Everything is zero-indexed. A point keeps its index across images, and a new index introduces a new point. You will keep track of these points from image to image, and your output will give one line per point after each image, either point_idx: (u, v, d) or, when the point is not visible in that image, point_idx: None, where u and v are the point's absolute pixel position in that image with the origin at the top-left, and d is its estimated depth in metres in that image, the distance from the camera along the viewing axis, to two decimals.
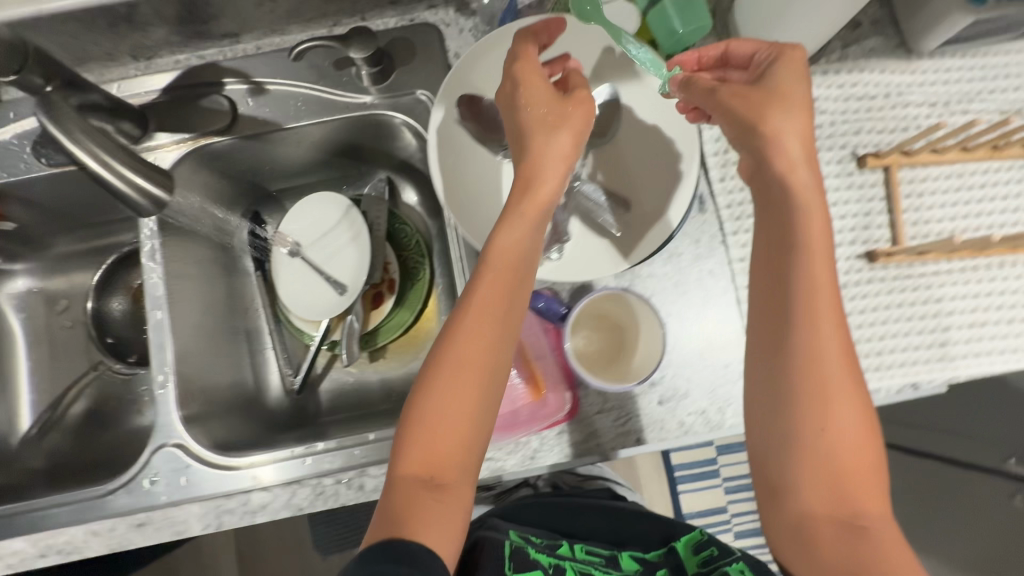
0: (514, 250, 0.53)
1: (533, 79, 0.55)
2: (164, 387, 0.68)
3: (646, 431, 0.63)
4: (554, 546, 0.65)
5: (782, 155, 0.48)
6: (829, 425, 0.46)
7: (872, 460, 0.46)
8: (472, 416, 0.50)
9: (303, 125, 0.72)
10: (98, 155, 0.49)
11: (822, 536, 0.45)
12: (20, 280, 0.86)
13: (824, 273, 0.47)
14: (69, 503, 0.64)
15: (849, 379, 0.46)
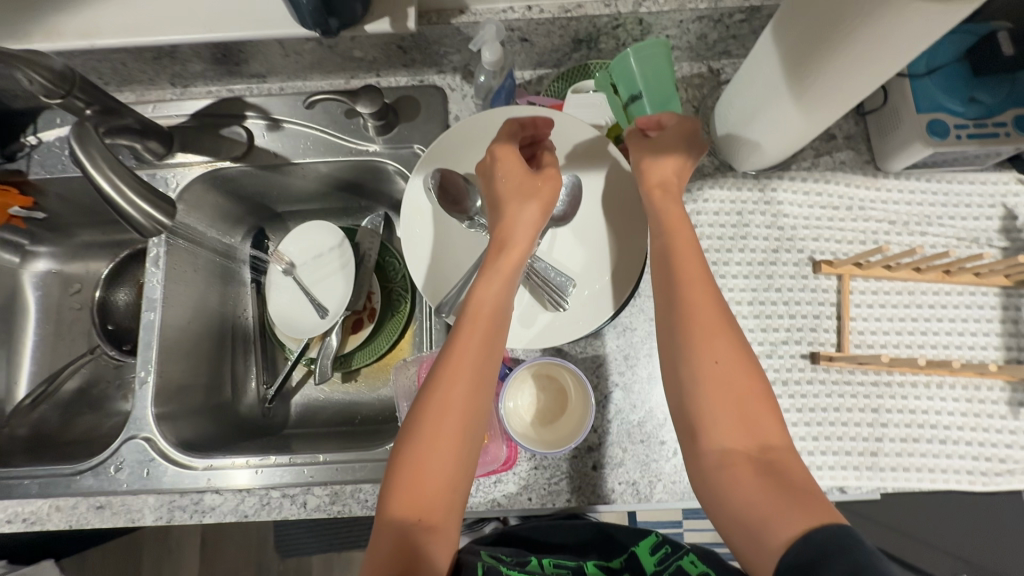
0: (491, 301, 0.58)
1: (508, 156, 0.64)
2: (144, 384, 0.74)
3: (577, 493, 0.66)
4: (522, 562, 0.59)
5: (653, 171, 0.63)
6: (718, 364, 0.51)
7: (763, 396, 0.51)
8: (456, 457, 0.52)
9: (310, 161, 0.79)
10: (113, 182, 0.56)
11: (746, 477, 0.47)
12: (43, 261, 0.94)
13: (688, 250, 0.58)
14: (42, 477, 0.70)
15: (728, 332, 0.53)
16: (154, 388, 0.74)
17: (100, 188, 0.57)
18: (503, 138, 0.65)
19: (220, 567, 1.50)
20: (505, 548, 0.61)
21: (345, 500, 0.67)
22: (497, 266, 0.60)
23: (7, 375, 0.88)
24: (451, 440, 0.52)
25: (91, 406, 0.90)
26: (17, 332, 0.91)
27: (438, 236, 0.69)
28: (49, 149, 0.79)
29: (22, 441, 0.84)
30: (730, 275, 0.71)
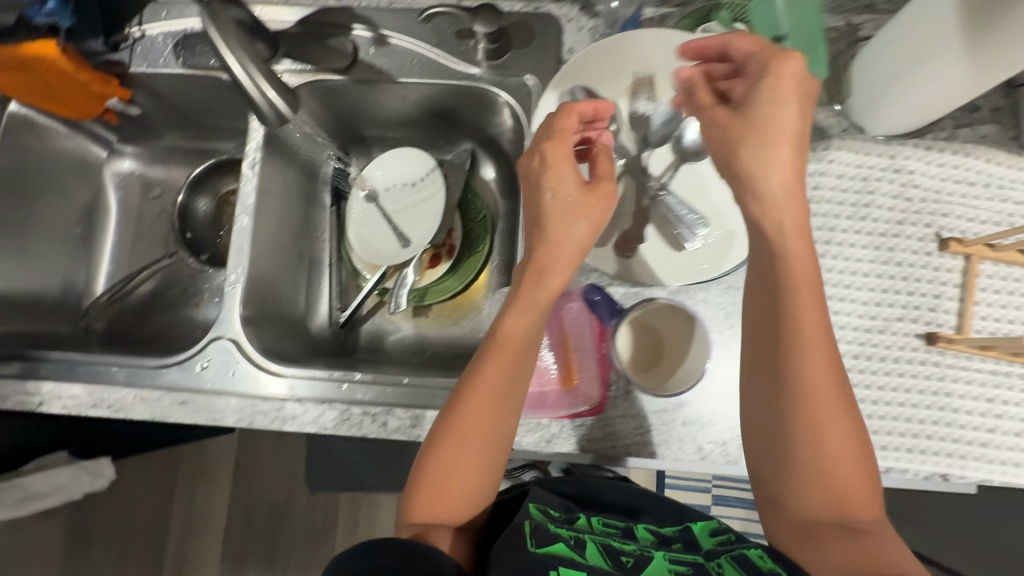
0: (521, 333, 0.54)
1: (562, 163, 0.53)
2: (233, 287, 0.73)
3: (663, 447, 0.64)
4: (571, 519, 0.55)
5: (759, 197, 0.47)
6: (824, 439, 0.48)
7: (863, 468, 0.48)
8: (479, 472, 0.54)
9: (411, 81, 0.76)
10: (245, 64, 0.55)
11: (826, 540, 0.48)
12: (127, 161, 0.93)
13: (814, 322, 0.48)
14: (128, 366, 0.70)
15: (838, 409, 0.48)
16: (243, 291, 0.74)
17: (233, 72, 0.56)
18: (560, 129, 0.56)
19: (254, 490, 1.54)
20: (554, 501, 0.57)
21: (426, 424, 0.66)
22: (515, 300, 0.54)
23: (88, 269, 0.89)
24: (473, 458, 0.54)
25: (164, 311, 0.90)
26: (99, 227, 0.91)
27: None
28: (151, 42, 0.77)
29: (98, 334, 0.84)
30: (849, 242, 0.67)
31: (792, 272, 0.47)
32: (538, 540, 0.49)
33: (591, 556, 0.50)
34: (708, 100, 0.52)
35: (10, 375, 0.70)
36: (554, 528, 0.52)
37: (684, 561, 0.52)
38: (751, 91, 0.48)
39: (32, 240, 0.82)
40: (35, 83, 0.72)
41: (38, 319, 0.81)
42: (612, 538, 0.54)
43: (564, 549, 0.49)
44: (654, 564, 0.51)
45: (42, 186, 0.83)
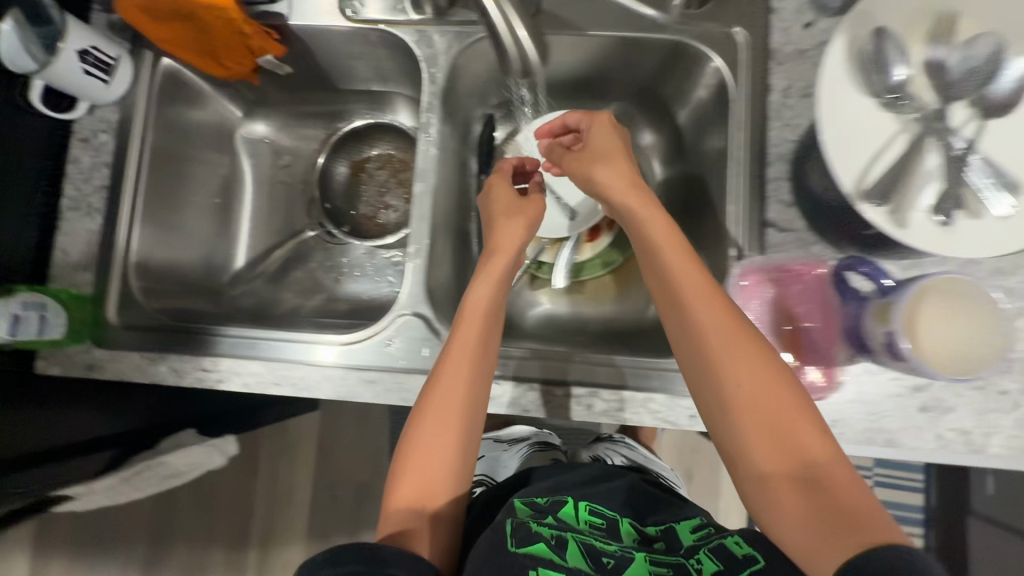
0: (486, 304, 0.59)
1: (498, 183, 0.71)
2: (415, 261, 0.66)
3: (901, 434, 0.61)
4: (558, 506, 0.55)
5: (655, 215, 0.59)
6: (744, 387, 0.48)
7: (794, 408, 0.47)
8: (441, 446, 0.53)
9: (595, 34, 0.70)
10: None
11: (780, 492, 0.45)
12: (259, 125, 0.87)
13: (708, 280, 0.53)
14: (311, 342, 0.66)
15: (742, 351, 0.49)
16: (423, 267, 0.67)
17: None
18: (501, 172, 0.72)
19: (337, 471, 1.39)
20: (540, 492, 0.57)
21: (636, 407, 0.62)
22: (482, 273, 0.62)
23: (227, 241, 0.84)
24: (434, 427, 0.54)
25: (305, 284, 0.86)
26: (236, 195, 0.86)
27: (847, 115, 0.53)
28: None
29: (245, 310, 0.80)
30: None
31: (681, 264, 0.54)
32: (518, 538, 0.46)
33: (572, 556, 0.46)
34: (563, 150, 0.69)
35: (186, 350, 0.66)
36: (534, 526, 0.49)
37: (664, 563, 0.48)
38: (589, 130, 0.67)
39: (180, 208, 0.77)
40: (193, 33, 0.66)
41: (190, 294, 0.76)
42: (593, 536, 0.51)
43: (546, 549, 0.46)
44: (636, 562, 0.48)
45: (187, 151, 0.78)
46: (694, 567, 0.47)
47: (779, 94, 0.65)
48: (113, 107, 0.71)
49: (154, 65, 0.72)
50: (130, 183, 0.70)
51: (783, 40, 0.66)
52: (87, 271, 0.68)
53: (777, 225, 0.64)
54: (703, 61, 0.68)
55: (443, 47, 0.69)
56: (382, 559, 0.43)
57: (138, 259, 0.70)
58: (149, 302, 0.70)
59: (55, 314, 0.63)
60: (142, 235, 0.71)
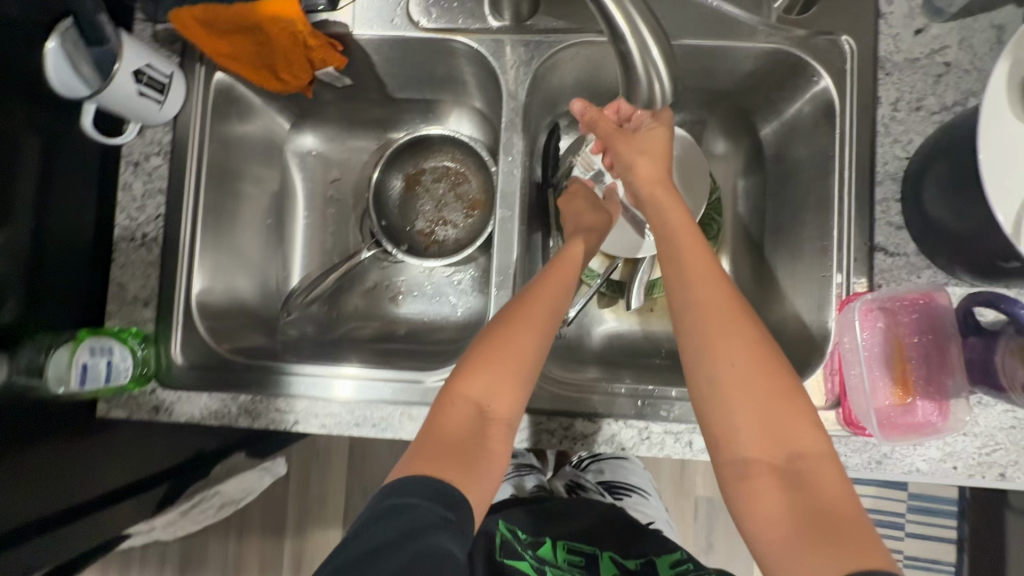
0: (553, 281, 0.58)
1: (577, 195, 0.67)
2: (501, 292, 0.63)
3: (1014, 468, 0.58)
4: (538, 544, 0.62)
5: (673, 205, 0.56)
6: (757, 391, 0.49)
7: (797, 413, 0.49)
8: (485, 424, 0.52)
9: (689, 43, 0.65)
10: (625, 5, 0.40)
11: (763, 488, 0.47)
12: (308, 137, 0.82)
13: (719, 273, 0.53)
14: (392, 381, 0.63)
15: (759, 352, 0.50)
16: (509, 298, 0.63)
17: (610, 20, 0.41)
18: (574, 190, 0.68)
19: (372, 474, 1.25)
20: (525, 528, 0.64)
21: None
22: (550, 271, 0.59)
23: (281, 260, 0.78)
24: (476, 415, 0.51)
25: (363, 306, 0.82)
26: (288, 212, 0.80)
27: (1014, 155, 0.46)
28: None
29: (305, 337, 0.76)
30: None
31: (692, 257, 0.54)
32: (504, 549, 0.58)
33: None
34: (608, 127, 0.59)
35: (256, 390, 0.63)
36: (510, 560, 0.57)
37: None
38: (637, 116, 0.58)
39: (237, 233, 0.72)
40: (251, 48, 0.62)
41: (250, 325, 0.71)
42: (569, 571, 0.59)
43: (525, 565, 0.57)
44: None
45: (240, 171, 0.73)
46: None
47: (888, 108, 0.61)
48: (165, 128, 0.66)
49: (207, 81, 0.67)
50: (188, 210, 0.67)
51: (891, 48, 0.61)
52: (147, 306, 0.65)
53: (885, 249, 0.60)
54: (811, 81, 0.64)
55: (522, 60, 0.64)
56: (441, 491, 0.48)
57: (200, 292, 0.67)
58: (218, 342, 0.66)
59: (121, 357, 0.59)
60: (202, 264, 0.67)
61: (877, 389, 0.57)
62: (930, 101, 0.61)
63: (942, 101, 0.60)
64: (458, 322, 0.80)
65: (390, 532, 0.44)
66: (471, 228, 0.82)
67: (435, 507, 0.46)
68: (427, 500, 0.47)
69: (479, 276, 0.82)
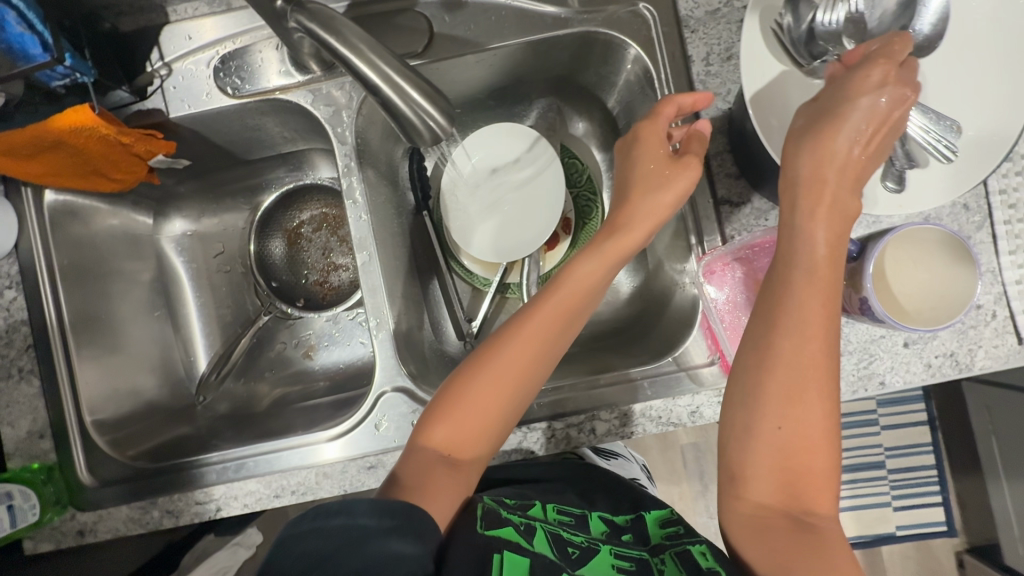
0: (585, 280, 0.56)
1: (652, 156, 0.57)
2: (380, 333, 0.64)
3: (890, 374, 0.60)
4: (526, 506, 0.56)
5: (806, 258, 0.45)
6: (796, 436, 0.45)
7: (828, 468, 0.45)
8: (499, 409, 0.54)
9: (499, 47, 0.66)
10: (369, 58, 0.42)
11: (771, 540, 0.44)
12: (177, 222, 0.81)
13: (817, 324, 0.45)
14: (301, 447, 0.64)
15: (826, 409, 0.45)
16: (390, 339, 0.64)
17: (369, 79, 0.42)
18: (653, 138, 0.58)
19: None
20: (509, 494, 0.58)
21: (637, 420, 0.62)
22: (604, 245, 0.57)
23: (183, 349, 0.79)
24: (490, 391, 0.53)
25: (279, 370, 0.83)
26: (177, 299, 0.80)
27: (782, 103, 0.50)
28: (187, 73, 0.64)
29: (223, 416, 0.76)
30: None
31: (798, 277, 0.45)
32: (485, 522, 0.50)
33: (538, 542, 0.50)
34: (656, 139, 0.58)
35: (173, 490, 0.64)
36: (505, 513, 0.53)
37: (629, 556, 0.51)
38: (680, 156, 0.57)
39: (123, 338, 0.72)
40: (70, 161, 0.61)
41: (161, 424, 0.72)
42: (562, 527, 0.54)
43: (512, 532, 0.49)
44: (598, 555, 0.51)
45: (109, 276, 0.73)
46: (659, 565, 0.50)
47: (701, 64, 0.62)
48: (9, 259, 0.65)
49: (38, 203, 0.66)
50: (56, 333, 0.66)
51: (691, 5, 0.62)
52: (44, 437, 0.65)
53: (730, 201, 0.62)
54: (625, 52, 0.65)
55: (344, 104, 0.64)
56: (389, 510, 0.43)
57: (93, 412, 0.66)
58: (121, 452, 0.66)
59: (24, 498, 0.59)
60: (89, 382, 0.67)
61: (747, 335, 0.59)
62: (738, 48, 0.62)
63: None
64: (373, 363, 0.81)
65: (339, 547, 0.40)
66: None
67: (391, 519, 0.43)
68: (377, 516, 0.42)
69: None
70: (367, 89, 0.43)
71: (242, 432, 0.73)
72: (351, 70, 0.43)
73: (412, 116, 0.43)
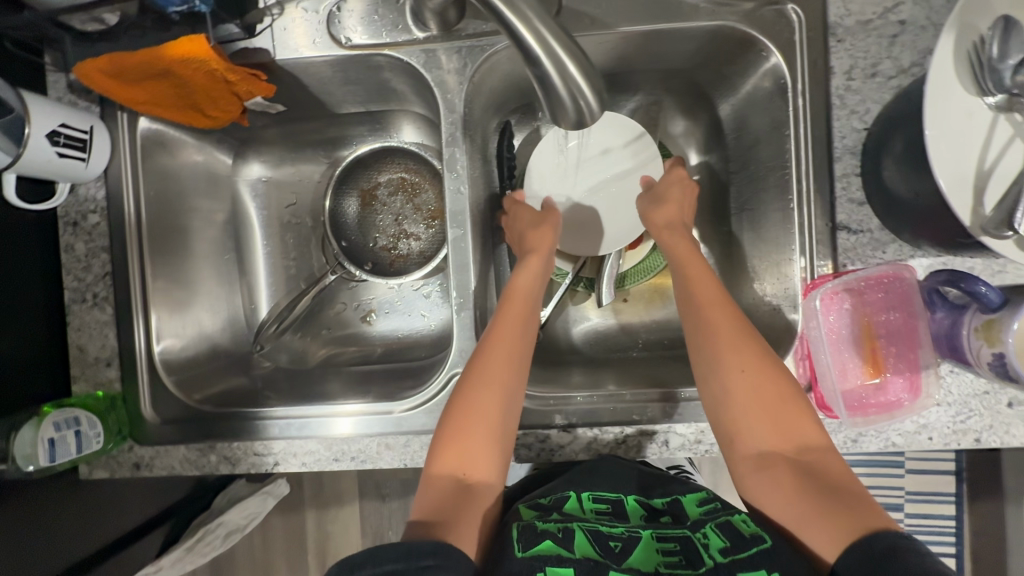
0: (532, 288, 0.62)
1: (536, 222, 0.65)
2: (463, 312, 0.62)
3: (987, 433, 0.57)
4: (560, 503, 0.54)
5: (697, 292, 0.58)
6: (755, 385, 0.52)
7: (800, 408, 0.52)
8: (498, 419, 0.54)
9: (627, 30, 0.62)
10: (533, 23, 0.38)
11: (784, 484, 0.48)
12: (255, 165, 0.79)
13: (721, 311, 0.56)
14: (365, 414, 0.63)
15: (766, 369, 0.53)
16: (473, 318, 0.62)
17: (524, 45, 0.39)
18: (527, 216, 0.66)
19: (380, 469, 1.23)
20: (541, 494, 0.57)
21: (713, 439, 0.61)
22: (529, 257, 0.63)
23: (247, 294, 0.78)
24: (483, 397, 0.54)
25: (336, 331, 0.82)
26: (245, 243, 0.78)
27: (960, 137, 0.44)
28: (301, 14, 0.61)
29: (281, 369, 0.76)
30: None
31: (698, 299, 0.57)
32: (523, 544, 0.46)
33: (579, 547, 0.47)
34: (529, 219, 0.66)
35: (232, 437, 0.64)
36: (541, 525, 0.49)
37: (672, 538, 0.49)
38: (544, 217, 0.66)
39: (194, 277, 0.71)
40: (170, 91, 0.60)
41: (221, 368, 0.71)
42: (600, 521, 0.52)
43: (553, 545, 0.46)
44: (642, 544, 0.49)
45: (187, 213, 0.71)
46: (702, 540, 0.48)
47: (842, 77, 0.58)
48: (97, 183, 0.65)
49: (132, 128, 0.64)
50: (135, 264, 0.65)
51: (842, 12, 0.58)
52: (111, 366, 0.65)
53: (848, 227, 0.58)
54: (762, 57, 0.61)
55: (456, 68, 0.62)
56: (417, 551, 0.43)
57: (162, 348, 0.66)
58: (188, 394, 0.66)
59: (90, 426, 0.59)
60: (161, 318, 0.66)
61: (847, 370, 0.57)
62: (885, 65, 0.58)
63: (899, 64, 0.57)
64: (432, 336, 0.80)
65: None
66: (434, 239, 0.80)
67: (420, 558, 0.43)
68: (405, 559, 0.43)
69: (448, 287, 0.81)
70: (519, 54, 0.39)
71: (298, 388, 0.72)
72: (503, 25, 0.39)
73: (566, 94, 0.40)
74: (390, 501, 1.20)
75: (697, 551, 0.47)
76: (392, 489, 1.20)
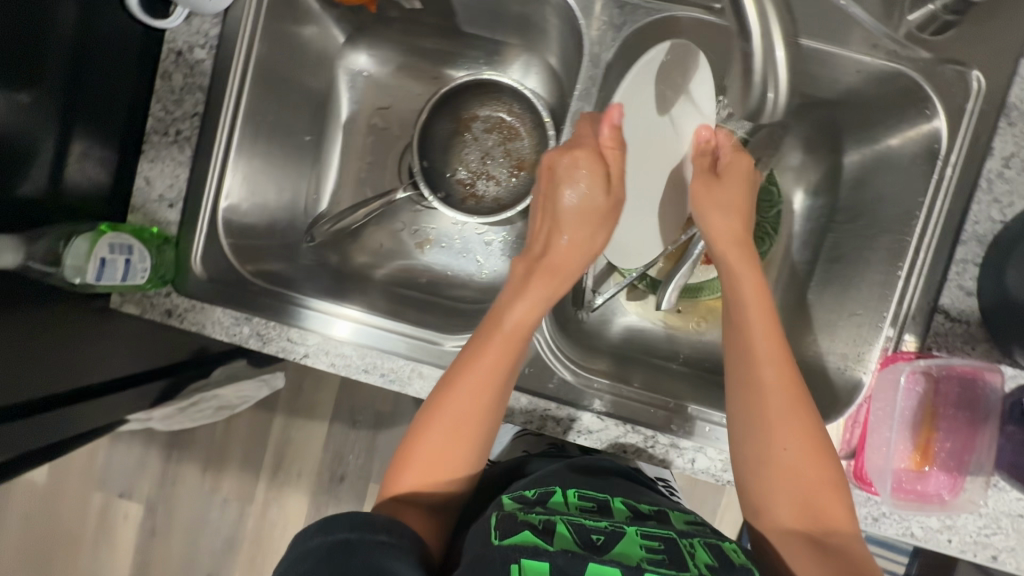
0: (523, 321, 0.54)
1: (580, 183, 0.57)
2: None
3: (1006, 554, 0.56)
4: (546, 495, 0.54)
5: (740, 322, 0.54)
6: (802, 456, 0.49)
7: (837, 484, 0.49)
8: (460, 439, 0.52)
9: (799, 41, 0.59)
10: None
11: (799, 558, 0.48)
12: (362, 55, 0.76)
13: (774, 366, 0.51)
14: (409, 336, 0.62)
15: (809, 434, 0.50)
16: None
17: None
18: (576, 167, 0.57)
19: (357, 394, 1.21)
20: (527, 487, 0.56)
21: None
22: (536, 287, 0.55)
23: (314, 182, 0.75)
24: (439, 445, 0.52)
25: (384, 247, 0.79)
26: (328, 130, 0.76)
27: None
28: None
29: (324, 266, 0.74)
30: None
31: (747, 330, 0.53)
32: (502, 531, 0.46)
33: (559, 539, 0.46)
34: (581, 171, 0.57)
35: (270, 315, 0.62)
36: (522, 516, 0.49)
37: (656, 537, 0.49)
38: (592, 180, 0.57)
39: (273, 147, 0.69)
40: None
41: (271, 247, 0.69)
42: (583, 516, 0.51)
43: (530, 535, 0.46)
44: (625, 538, 0.48)
45: (287, 81, 0.68)
46: (687, 548, 0.47)
47: (999, 161, 0.55)
48: (213, 19, 0.62)
49: None
50: (226, 113, 0.63)
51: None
52: (173, 208, 0.63)
53: (948, 312, 0.57)
54: (923, 116, 0.59)
55: (613, 23, 0.60)
56: (371, 524, 0.44)
57: (228, 205, 0.64)
58: (236, 261, 0.64)
59: (140, 259, 0.57)
60: (234, 176, 0.64)
61: (896, 450, 0.56)
62: None
63: None
64: (481, 285, 0.78)
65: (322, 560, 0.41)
66: (513, 189, 0.77)
67: (375, 534, 0.44)
68: (358, 530, 0.43)
69: (513, 242, 0.79)
70: None
71: (336, 291, 0.70)
72: None
73: None
74: (359, 428, 1.20)
75: (680, 554, 0.47)
76: (364, 418, 1.20)
